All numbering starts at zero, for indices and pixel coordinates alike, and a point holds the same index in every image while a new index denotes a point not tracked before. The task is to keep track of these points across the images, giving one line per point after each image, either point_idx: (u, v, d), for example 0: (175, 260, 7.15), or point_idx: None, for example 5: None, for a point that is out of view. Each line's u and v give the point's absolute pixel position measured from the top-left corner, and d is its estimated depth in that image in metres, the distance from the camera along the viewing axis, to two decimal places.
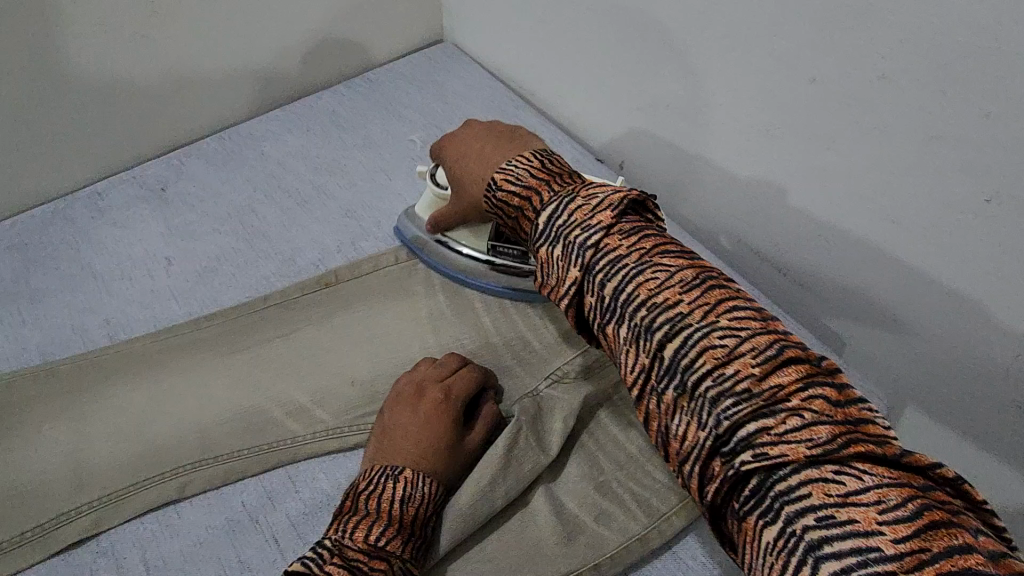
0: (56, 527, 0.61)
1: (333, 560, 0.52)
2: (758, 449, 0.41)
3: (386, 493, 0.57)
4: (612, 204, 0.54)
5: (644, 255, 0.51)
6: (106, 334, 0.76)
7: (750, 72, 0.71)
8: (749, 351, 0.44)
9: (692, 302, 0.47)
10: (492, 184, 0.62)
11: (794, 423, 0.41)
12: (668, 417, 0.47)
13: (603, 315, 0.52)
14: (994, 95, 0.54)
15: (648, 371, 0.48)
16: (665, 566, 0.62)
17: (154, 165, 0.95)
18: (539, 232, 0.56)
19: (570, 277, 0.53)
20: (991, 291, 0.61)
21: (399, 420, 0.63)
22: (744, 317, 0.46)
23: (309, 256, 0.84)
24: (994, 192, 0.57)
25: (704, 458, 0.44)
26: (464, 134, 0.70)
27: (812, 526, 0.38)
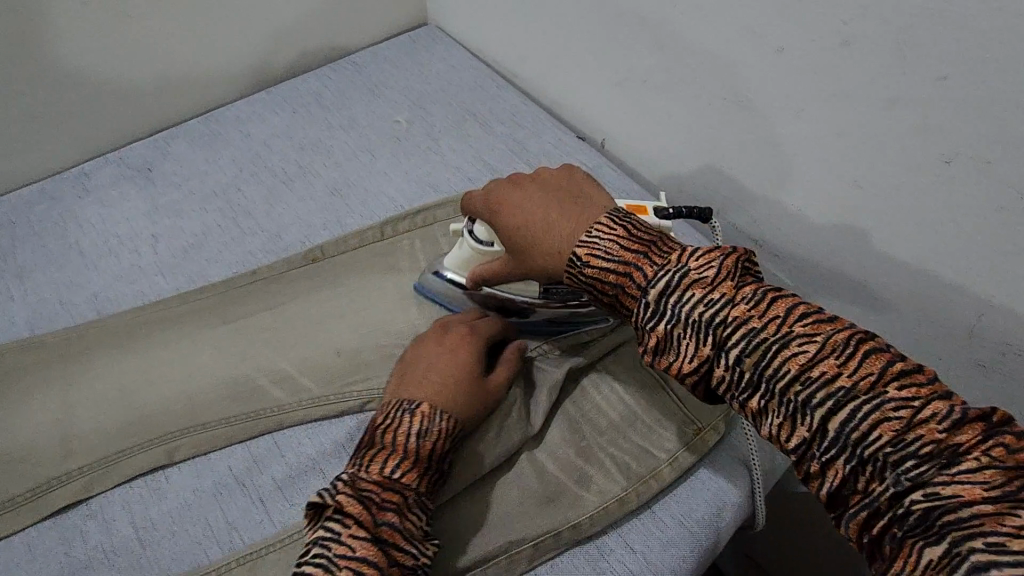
0: (47, 491, 0.62)
1: (347, 489, 0.53)
2: (931, 493, 0.38)
3: (403, 426, 0.58)
4: (729, 272, 0.48)
5: (782, 323, 0.44)
6: (95, 309, 0.77)
7: (722, 44, 0.73)
8: (930, 415, 0.39)
9: (852, 373, 0.41)
10: (576, 260, 0.55)
11: (968, 464, 0.37)
12: (835, 482, 0.42)
13: (742, 390, 0.46)
14: (950, 57, 0.56)
15: (808, 443, 0.42)
16: (644, 525, 0.64)
17: (140, 145, 0.95)
18: (652, 311, 0.49)
19: (699, 354, 0.47)
20: (953, 253, 0.64)
21: (422, 359, 0.65)
22: (911, 377, 0.40)
23: (295, 233, 0.85)
24: (953, 153, 0.59)
25: (874, 509, 0.40)
26: (518, 199, 0.62)
27: (978, 548, 0.34)
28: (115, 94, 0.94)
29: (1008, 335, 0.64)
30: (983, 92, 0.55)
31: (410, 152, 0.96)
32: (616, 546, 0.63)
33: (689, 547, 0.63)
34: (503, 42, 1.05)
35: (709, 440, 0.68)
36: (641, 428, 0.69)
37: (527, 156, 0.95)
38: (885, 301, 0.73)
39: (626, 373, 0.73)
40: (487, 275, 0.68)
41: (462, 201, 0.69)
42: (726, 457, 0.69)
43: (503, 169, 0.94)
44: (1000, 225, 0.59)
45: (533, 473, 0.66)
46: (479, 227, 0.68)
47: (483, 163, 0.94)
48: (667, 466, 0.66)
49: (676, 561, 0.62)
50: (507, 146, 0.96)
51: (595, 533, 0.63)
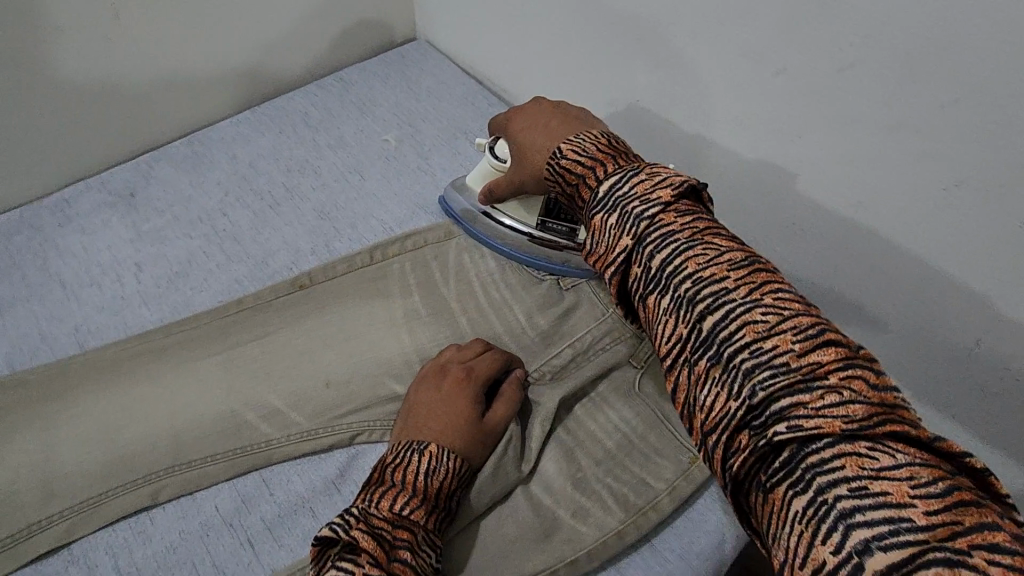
0: (27, 537, 0.61)
1: (359, 526, 0.52)
2: (793, 421, 0.40)
3: (410, 466, 0.58)
4: (674, 184, 0.51)
5: (696, 233, 0.49)
6: (76, 343, 0.75)
7: (717, 65, 0.71)
8: (790, 327, 0.42)
9: (738, 280, 0.45)
10: (556, 153, 0.60)
11: (831, 398, 0.39)
12: (701, 389, 0.44)
13: (646, 286, 0.49)
14: (948, 83, 0.55)
15: (684, 340, 0.46)
16: (642, 559, 0.63)
17: (123, 169, 0.93)
18: (600, 199, 0.54)
19: (620, 244, 0.51)
20: (953, 277, 0.63)
21: (424, 398, 0.65)
22: (790, 299, 0.44)
23: (282, 259, 0.84)
24: (951, 178, 0.58)
25: (733, 430, 0.42)
26: (533, 109, 0.69)
27: (844, 495, 0.37)
28: (97, 116, 0.92)
29: (1006, 358, 0.63)
30: (980, 115, 0.54)
31: (401, 171, 0.95)
32: None
33: None
34: (494, 58, 1.04)
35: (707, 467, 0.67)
36: (638, 456, 0.68)
37: None
38: (884, 322, 0.72)
39: (622, 398, 0.71)
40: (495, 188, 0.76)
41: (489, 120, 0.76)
42: None
43: None
44: (999, 248, 0.58)
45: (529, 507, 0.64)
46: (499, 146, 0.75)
47: None
48: (665, 496, 0.65)
49: None
50: None
51: (593, 568, 0.61)
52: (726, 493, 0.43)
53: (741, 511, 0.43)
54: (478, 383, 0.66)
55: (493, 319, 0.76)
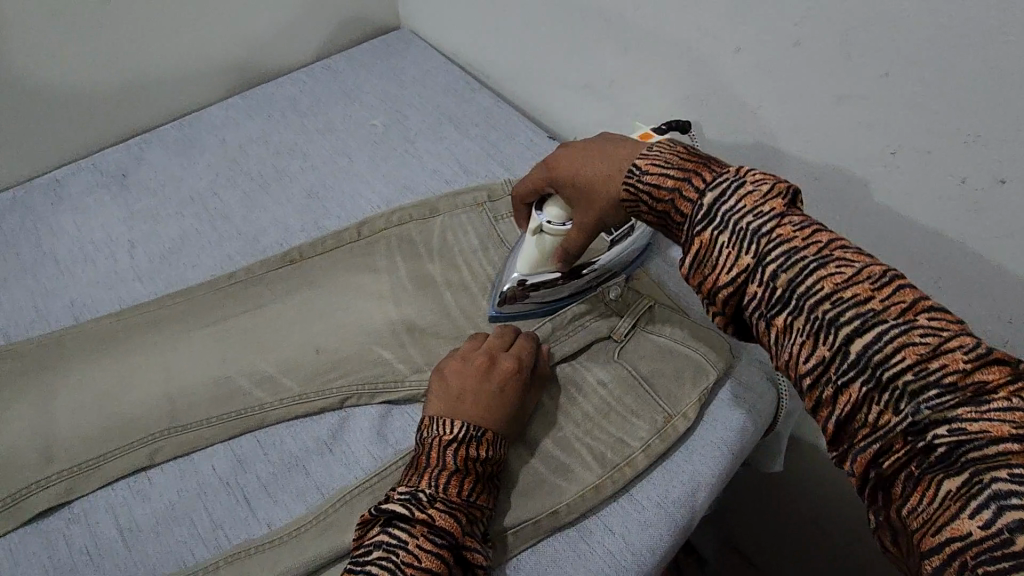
0: (27, 496, 0.63)
1: (433, 506, 0.57)
2: (954, 424, 0.37)
3: (472, 452, 0.61)
4: (781, 193, 0.45)
5: (824, 247, 0.43)
6: (71, 316, 0.77)
7: (682, 48, 0.76)
8: (957, 346, 0.38)
9: (885, 299, 0.40)
10: (635, 170, 0.54)
11: (997, 403, 0.37)
12: (848, 408, 0.41)
13: (772, 307, 0.43)
14: (889, 56, 0.59)
15: (826, 363, 0.41)
16: (622, 508, 0.66)
17: (113, 151, 0.95)
18: (704, 213, 0.46)
19: (738, 264, 0.44)
20: (906, 238, 0.67)
21: (476, 381, 0.66)
22: (942, 313, 0.40)
23: (273, 236, 0.87)
24: (897, 146, 0.63)
25: (889, 438, 0.39)
26: (571, 151, 0.62)
27: (1001, 479, 0.35)
28: (88, 99, 0.94)
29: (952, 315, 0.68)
30: (924, 87, 0.58)
31: (387, 155, 0.98)
32: (594, 529, 0.65)
33: (665, 527, 0.65)
34: (476, 45, 1.07)
35: (680, 427, 0.70)
36: (615, 418, 0.71)
37: (502, 158, 0.97)
38: None
39: (600, 362, 0.75)
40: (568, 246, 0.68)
41: (519, 192, 0.69)
42: (701, 438, 0.71)
43: (478, 170, 0.96)
44: (941, 211, 0.62)
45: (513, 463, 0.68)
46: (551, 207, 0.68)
47: (458, 164, 0.97)
48: (641, 452, 0.68)
49: (654, 540, 0.64)
50: (481, 148, 0.99)
51: (573, 518, 0.65)
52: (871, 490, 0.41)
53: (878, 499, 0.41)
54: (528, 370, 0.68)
55: (477, 292, 0.80)
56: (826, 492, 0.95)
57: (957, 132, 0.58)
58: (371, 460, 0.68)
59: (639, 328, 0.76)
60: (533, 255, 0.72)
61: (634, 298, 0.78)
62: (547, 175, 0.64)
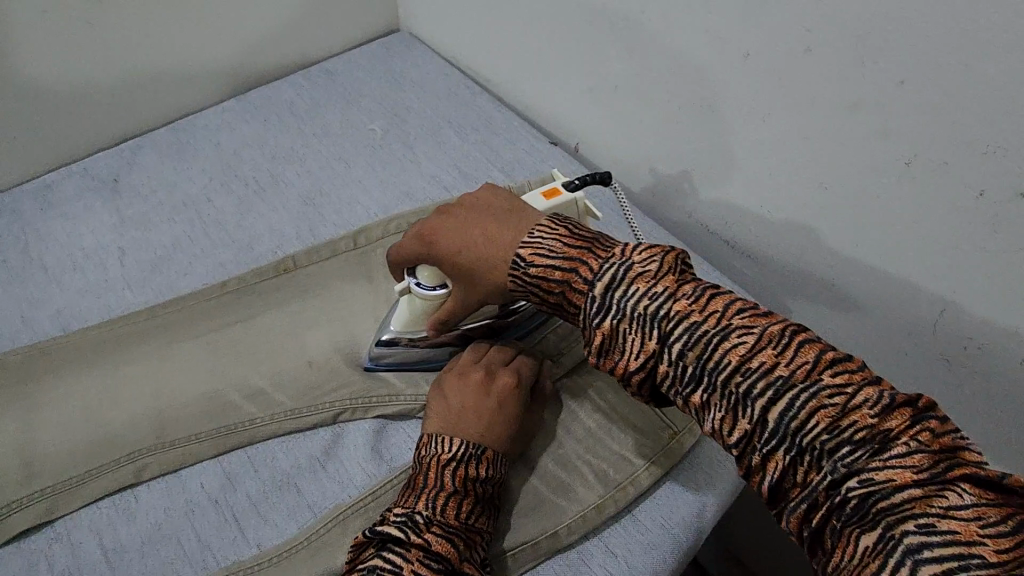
0: (7, 515, 0.60)
1: (430, 529, 0.53)
2: (863, 476, 0.39)
3: (472, 471, 0.58)
4: (671, 268, 0.47)
5: (723, 318, 0.44)
6: (59, 325, 0.75)
7: (688, 53, 0.74)
8: (861, 401, 0.40)
9: (789, 363, 0.42)
10: (518, 262, 0.54)
11: (898, 449, 0.39)
12: (776, 475, 0.42)
13: (686, 385, 0.45)
14: (904, 62, 0.57)
15: (749, 435, 0.42)
16: (626, 529, 0.64)
17: (105, 155, 0.93)
18: (598, 306, 0.48)
19: (646, 349, 0.46)
20: (920, 251, 0.64)
21: (473, 399, 0.63)
22: (843, 365, 0.41)
23: (267, 244, 0.84)
24: (913, 155, 0.60)
25: (813, 500, 0.41)
26: (446, 223, 0.59)
27: (911, 531, 0.37)
28: (79, 102, 0.92)
29: (967, 330, 0.65)
30: (941, 94, 0.56)
31: (385, 160, 0.95)
32: (597, 551, 0.62)
33: (671, 548, 0.62)
34: (477, 48, 1.05)
35: (685, 443, 0.67)
36: (617, 434, 0.68)
37: (502, 164, 0.95)
38: (853, 302, 0.75)
39: (601, 377, 0.72)
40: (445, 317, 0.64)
41: (393, 256, 0.63)
42: (706, 455, 0.69)
43: (478, 176, 0.94)
44: (959, 222, 0.60)
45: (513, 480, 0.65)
46: (423, 274, 0.63)
47: (458, 170, 0.94)
48: (644, 470, 0.66)
49: (659, 562, 0.62)
50: (482, 154, 0.97)
51: (574, 540, 0.63)
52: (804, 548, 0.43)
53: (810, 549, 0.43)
54: (528, 386, 0.65)
55: None
56: None
57: (975, 141, 0.56)
58: (365, 476, 0.65)
59: None
60: (404, 313, 0.67)
61: None
62: (423, 249, 0.60)
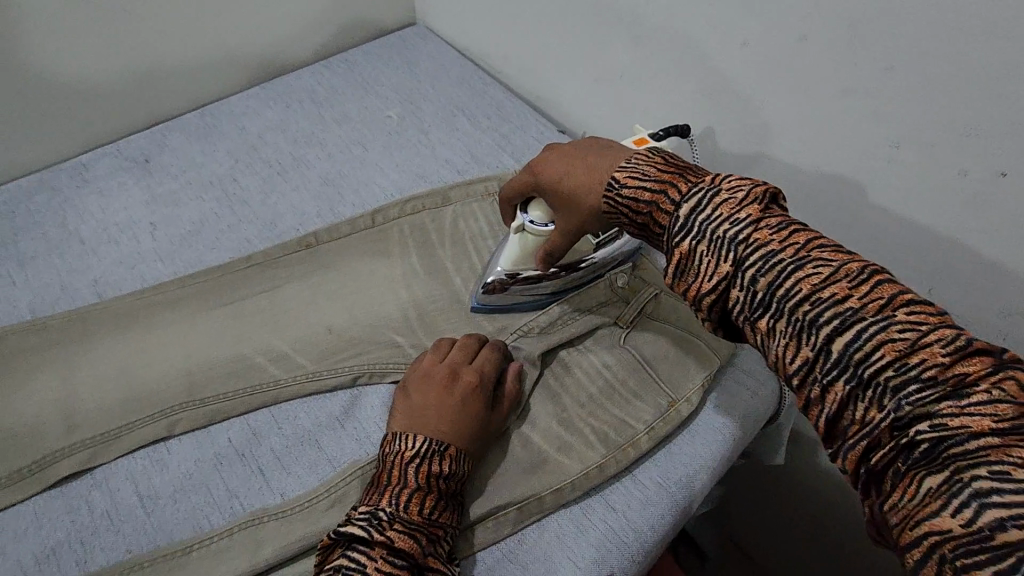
0: (52, 462, 0.65)
1: (393, 527, 0.56)
2: (936, 419, 0.38)
3: (434, 468, 0.61)
4: (758, 199, 0.48)
5: (801, 249, 0.45)
6: (96, 293, 0.80)
7: (691, 43, 0.78)
8: (935, 339, 0.40)
9: (862, 296, 0.42)
10: (613, 183, 0.57)
11: (978, 396, 0.38)
12: (834, 408, 0.42)
13: (754, 311, 0.46)
14: (893, 50, 0.61)
15: (810, 364, 0.43)
16: (625, 487, 0.67)
17: (137, 138, 0.98)
18: (682, 226, 0.50)
19: (719, 271, 0.47)
20: (910, 230, 0.68)
21: (432, 399, 0.66)
22: (921, 307, 0.41)
23: (289, 221, 0.89)
24: (901, 138, 0.64)
25: (875, 436, 0.40)
26: (555, 154, 0.63)
27: (982, 476, 0.36)
28: (113, 87, 0.97)
29: (955, 306, 0.69)
30: (928, 79, 0.59)
31: (401, 145, 1.00)
32: (598, 506, 0.66)
33: (667, 507, 0.66)
34: (489, 40, 1.09)
35: (683, 411, 0.71)
36: (620, 401, 0.72)
37: (513, 149, 0.99)
38: None
39: (606, 347, 0.76)
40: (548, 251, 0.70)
41: (504, 196, 0.70)
42: (704, 422, 0.72)
43: (489, 161, 0.98)
44: (945, 202, 0.63)
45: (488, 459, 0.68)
46: (535, 212, 0.69)
47: (470, 155, 0.99)
48: (645, 434, 0.69)
49: (655, 519, 0.65)
50: (493, 140, 1.01)
51: (576, 496, 0.66)
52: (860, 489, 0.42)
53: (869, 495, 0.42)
54: (489, 386, 0.68)
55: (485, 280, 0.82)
56: (829, 484, 0.95)
57: (960, 124, 0.59)
58: (381, 435, 0.69)
59: (644, 314, 0.78)
60: (514, 252, 0.74)
61: (640, 287, 0.79)
62: (530, 179, 0.66)
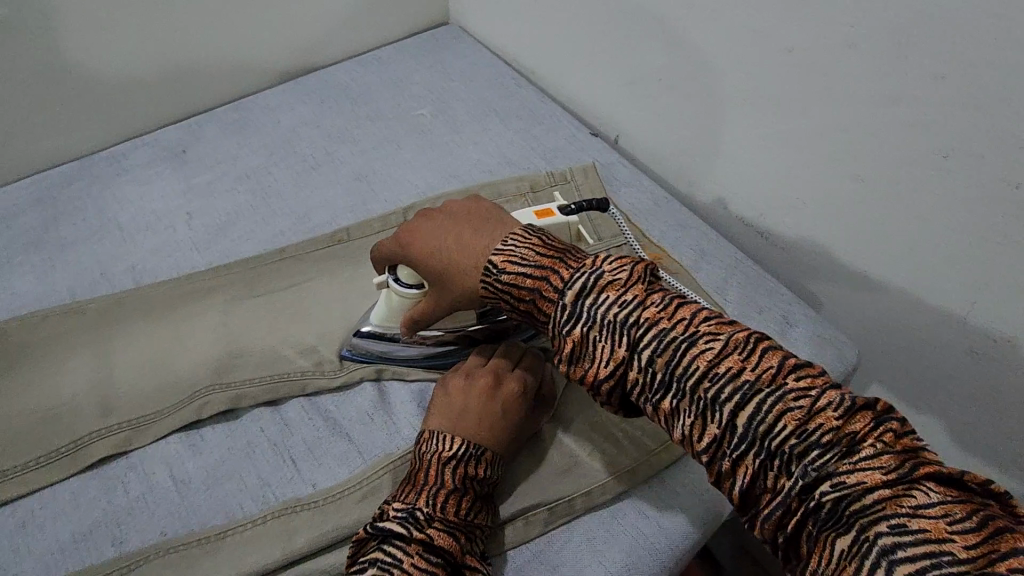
0: (88, 443, 0.65)
1: (432, 526, 0.55)
2: (834, 479, 0.38)
3: (470, 472, 0.60)
4: (641, 274, 0.48)
5: (689, 324, 0.45)
6: (132, 279, 0.81)
7: (733, 47, 0.77)
8: (826, 403, 0.40)
9: (754, 367, 0.42)
10: (491, 269, 0.53)
11: (866, 451, 0.38)
12: (746, 481, 0.41)
13: (655, 392, 0.45)
14: (945, 58, 0.60)
15: (718, 441, 0.42)
16: (656, 493, 0.67)
17: (174, 129, 0.99)
18: (568, 313, 0.47)
19: (615, 356, 0.45)
20: (955, 242, 0.66)
21: (476, 404, 0.64)
22: (806, 369, 0.41)
23: (322, 215, 0.89)
24: (950, 148, 0.63)
25: (785, 508, 0.39)
26: (430, 226, 0.59)
27: (885, 532, 0.35)
28: (152, 77, 0.98)
29: (997, 323, 0.67)
30: (980, 89, 0.59)
31: (433, 143, 1.00)
32: (628, 511, 0.66)
33: (699, 514, 0.66)
34: (522, 40, 1.10)
35: None
36: None
37: (544, 151, 0.99)
38: (882, 293, 0.77)
39: None
40: (418, 316, 0.65)
41: (375, 253, 0.65)
42: None
43: (521, 162, 0.98)
44: (993, 214, 0.62)
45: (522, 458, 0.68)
46: (403, 275, 0.65)
47: (503, 156, 0.99)
48: None
49: (687, 526, 0.65)
50: (525, 141, 1.01)
51: (609, 499, 0.66)
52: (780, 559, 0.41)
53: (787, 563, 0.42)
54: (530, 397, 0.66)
55: None
56: None
57: (1013, 135, 0.58)
58: (411, 430, 0.69)
59: None
60: (384, 308, 0.69)
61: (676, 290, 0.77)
62: (399, 249, 0.61)
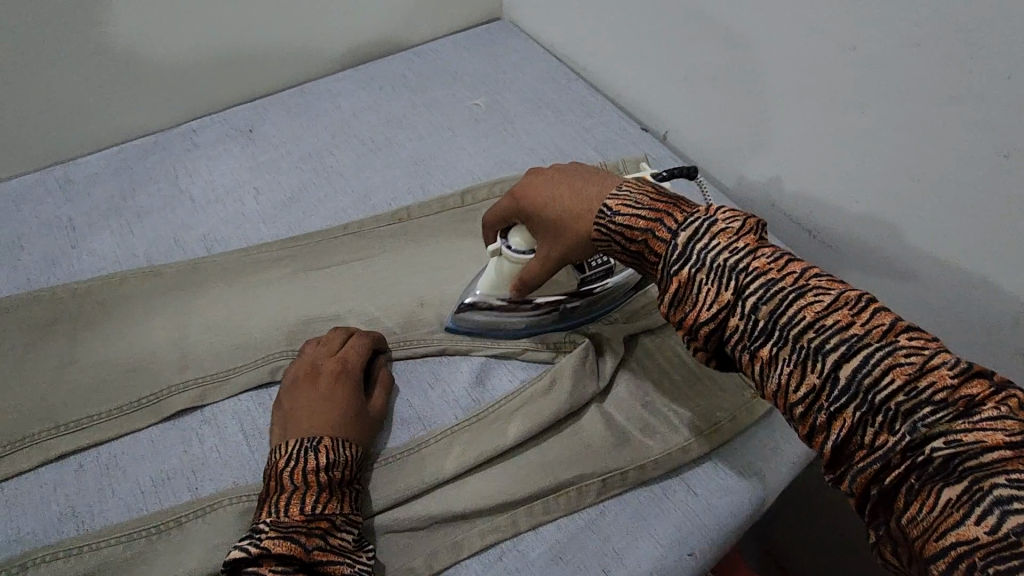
0: (168, 395, 0.69)
1: (269, 535, 0.55)
2: (949, 436, 0.39)
3: (309, 465, 0.60)
4: (751, 229, 0.49)
5: (799, 278, 0.46)
6: (204, 247, 0.85)
7: (794, 44, 0.78)
8: (941, 363, 0.41)
9: (866, 323, 0.43)
10: (605, 211, 0.57)
11: (986, 413, 0.39)
12: (843, 431, 0.42)
13: (754, 339, 0.46)
14: (1014, 59, 0.61)
15: (817, 391, 0.43)
16: (704, 473, 0.69)
17: (243, 109, 1.04)
18: (680, 253, 0.50)
19: (719, 300, 0.47)
20: (1011, 241, 0.67)
21: (303, 400, 0.66)
22: (921, 333, 0.43)
23: (382, 195, 0.93)
24: (1012, 148, 0.64)
25: (888, 458, 0.41)
26: (543, 178, 0.63)
27: (1002, 485, 0.36)
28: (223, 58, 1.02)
29: None
30: None
31: (487, 132, 1.03)
32: (677, 487, 0.68)
33: (746, 494, 0.67)
34: (577, 36, 1.12)
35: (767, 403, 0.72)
36: (702, 390, 0.73)
37: (596, 143, 1.02)
38: (934, 293, 0.78)
39: None
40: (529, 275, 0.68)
41: (489, 217, 0.69)
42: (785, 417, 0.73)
43: (573, 153, 1.01)
44: None
45: (544, 441, 0.69)
46: (517, 237, 0.68)
47: (555, 146, 1.02)
48: (727, 422, 0.70)
49: (735, 505, 0.67)
50: (576, 133, 1.04)
51: (659, 475, 0.68)
52: (873, 508, 0.42)
53: (873, 512, 0.43)
54: (354, 372, 0.69)
55: None
56: None
57: None
58: (468, 401, 0.73)
59: None
60: (491, 276, 0.73)
61: None
62: (514, 205, 0.65)
